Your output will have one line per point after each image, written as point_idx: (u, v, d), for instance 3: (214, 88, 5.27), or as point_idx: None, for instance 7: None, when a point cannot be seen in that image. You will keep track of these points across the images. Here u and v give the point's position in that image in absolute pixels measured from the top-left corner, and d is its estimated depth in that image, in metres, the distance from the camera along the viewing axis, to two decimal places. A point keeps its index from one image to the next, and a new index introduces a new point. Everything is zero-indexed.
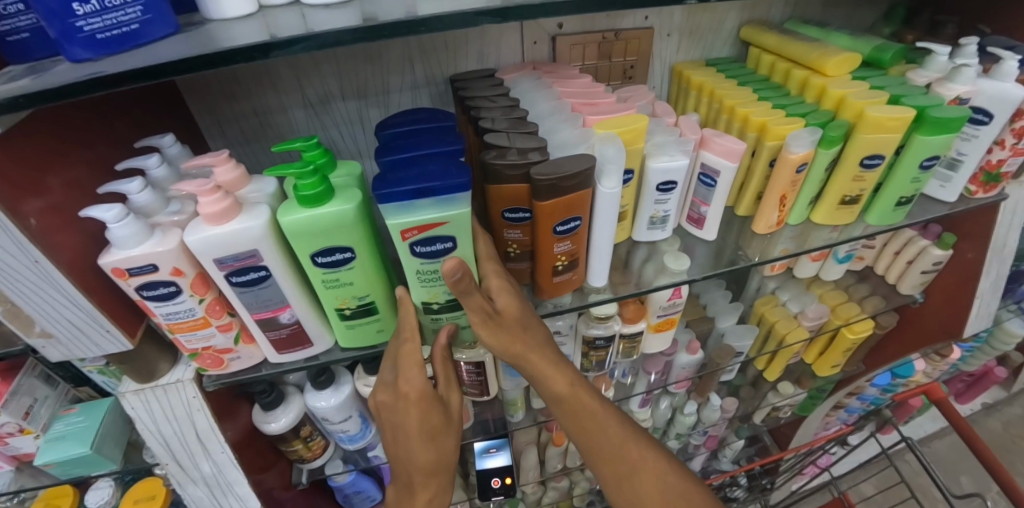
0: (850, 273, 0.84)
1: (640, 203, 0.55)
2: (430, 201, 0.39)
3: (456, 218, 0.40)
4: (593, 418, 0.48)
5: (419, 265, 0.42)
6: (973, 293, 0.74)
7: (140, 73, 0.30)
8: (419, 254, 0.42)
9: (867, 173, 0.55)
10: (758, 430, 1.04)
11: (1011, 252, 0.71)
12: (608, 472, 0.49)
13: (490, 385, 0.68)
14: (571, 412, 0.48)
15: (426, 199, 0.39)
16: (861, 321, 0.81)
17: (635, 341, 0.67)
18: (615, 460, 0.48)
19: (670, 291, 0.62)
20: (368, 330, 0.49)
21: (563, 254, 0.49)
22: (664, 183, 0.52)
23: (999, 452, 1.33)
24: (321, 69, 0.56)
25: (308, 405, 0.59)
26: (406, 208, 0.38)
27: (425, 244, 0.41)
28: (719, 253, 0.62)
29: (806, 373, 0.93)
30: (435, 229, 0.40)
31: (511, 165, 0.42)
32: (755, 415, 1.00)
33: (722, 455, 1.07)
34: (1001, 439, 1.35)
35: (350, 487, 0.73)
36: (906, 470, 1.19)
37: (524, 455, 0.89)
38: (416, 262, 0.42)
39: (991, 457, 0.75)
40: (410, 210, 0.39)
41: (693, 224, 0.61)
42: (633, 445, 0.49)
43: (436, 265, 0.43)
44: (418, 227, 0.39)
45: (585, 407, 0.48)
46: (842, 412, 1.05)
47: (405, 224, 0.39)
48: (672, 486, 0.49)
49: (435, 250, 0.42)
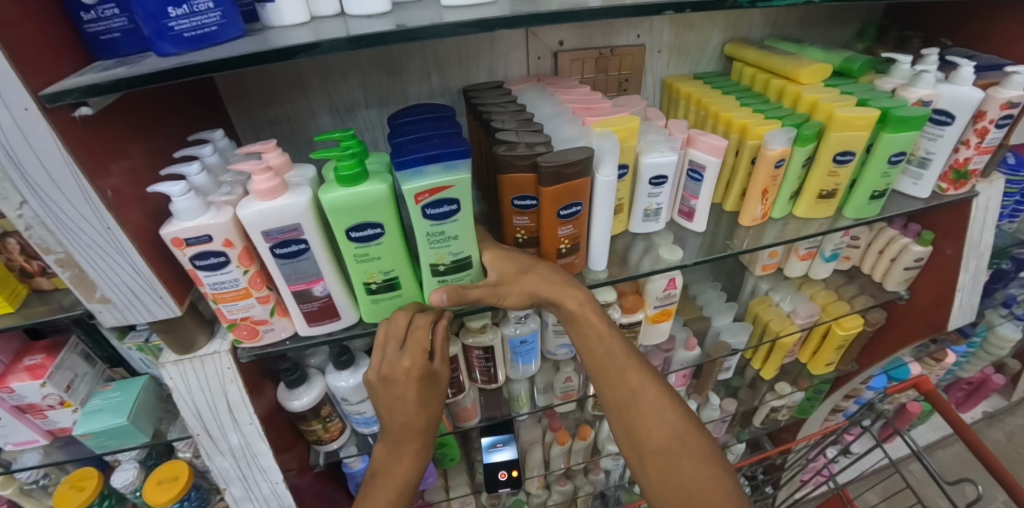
0: (839, 274, 0.89)
1: (634, 197, 0.60)
2: (438, 166, 0.45)
3: (461, 181, 0.45)
4: (601, 343, 0.53)
5: (428, 228, 0.47)
6: (954, 287, 0.78)
7: (219, 63, 0.37)
8: (429, 217, 0.46)
9: (840, 168, 0.61)
10: (758, 433, 1.06)
11: (988, 248, 0.76)
12: (612, 398, 0.54)
13: (497, 373, 0.71)
14: (583, 334, 0.54)
15: (434, 165, 0.45)
16: (850, 317, 0.84)
17: (634, 331, 0.70)
18: (618, 387, 0.53)
19: (667, 280, 0.67)
20: (390, 305, 0.54)
21: (566, 237, 0.54)
22: (656, 177, 0.58)
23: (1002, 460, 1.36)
24: (347, 79, 0.63)
25: (328, 385, 0.63)
26: (418, 173, 0.44)
27: (434, 207, 0.46)
28: (711, 245, 0.66)
29: (802, 373, 0.95)
30: (443, 192, 0.45)
31: (520, 155, 0.48)
32: (754, 417, 1.03)
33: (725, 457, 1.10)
34: (1003, 447, 1.38)
35: (362, 473, 0.76)
36: (911, 474, 1.20)
37: (528, 454, 0.92)
38: (426, 224, 0.47)
39: (990, 455, 0.77)
40: (421, 175, 0.44)
41: (684, 217, 0.66)
42: (636, 375, 0.54)
43: (443, 228, 0.47)
44: (429, 190, 0.44)
45: (594, 331, 0.53)
46: (841, 415, 1.10)
47: (418, 187, 0.44)
48: (669, 423, 0.52)
49: (442, 213, 0.46)
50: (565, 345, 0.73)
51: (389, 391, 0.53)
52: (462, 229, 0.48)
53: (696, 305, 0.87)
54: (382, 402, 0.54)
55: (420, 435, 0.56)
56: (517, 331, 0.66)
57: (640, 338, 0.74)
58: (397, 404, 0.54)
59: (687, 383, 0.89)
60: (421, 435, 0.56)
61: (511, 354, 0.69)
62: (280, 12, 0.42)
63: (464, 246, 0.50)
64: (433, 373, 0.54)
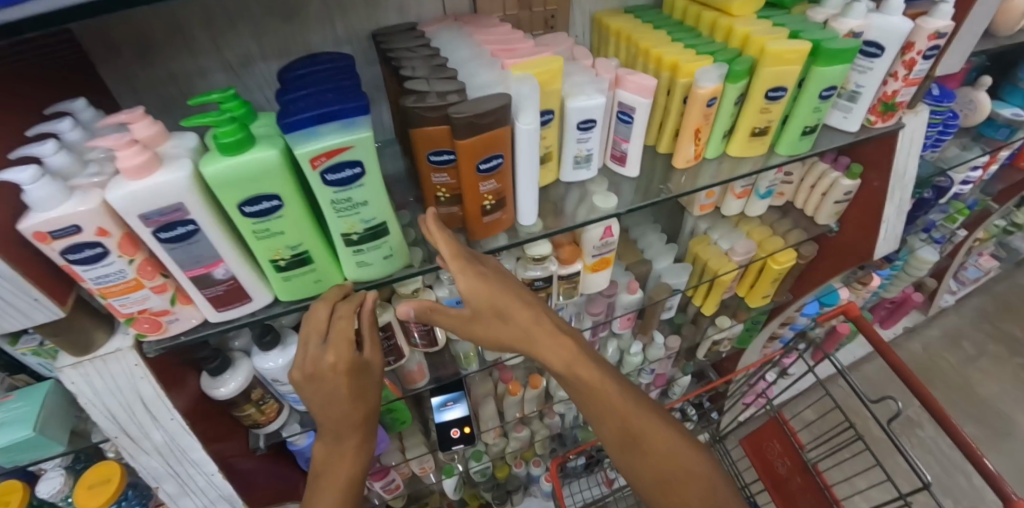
0: (773, 209, 0.90)
1: (563, 143, 0.56)
2: (334, 126, 0.40)
3: (361, 141, 0.40)
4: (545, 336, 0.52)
5: (332, 195, 0.42)
6: (879, 218, 0.81)
7: (41, 18, 0.30)
8: (331, 183, 0.41)
9: (772, 105, 0.59)
10: (702, 363, 1.12)
11: (910, 179, 0.79)
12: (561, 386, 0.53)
13: (438, 335, 0.69)
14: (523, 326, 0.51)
15: (329, 125, 0.39)
16: (784, 251, 0.86)
17: (574, 281, 0.68)
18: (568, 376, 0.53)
19: (604, 227, 0.65)
20: (305, 282, 0.49)
21: (490, 193, 0.49)
22: (585, 121, 0.53)
23: None
24: (234, 28, 0.55)
25: (256, 367, 0.60)
26: (311, 135, 0.39)
27: (335, 172, 0.41)
28: (644, 189, 0.65)
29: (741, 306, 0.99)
30: (342, 154, 0.40)
31: (429, 107, 0.43)
32: (698, 351, 1.08)
33: (672, 391, 1.17)
34: None
35: (311, 448, 0.74)
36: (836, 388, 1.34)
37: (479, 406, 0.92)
38: (329, 192, 0.42)
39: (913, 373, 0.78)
40: (314, 136, 0.39)
41: (617, 162, 0.63)
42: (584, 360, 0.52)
43: (350, 194, 0.43)
44: (325, 154, 0.39)
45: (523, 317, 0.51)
46: (779, 340, 1.17)
47: (313, 151, 0.39)
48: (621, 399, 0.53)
49: (346, 178, 0.42)
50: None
51: (319, 388, 0.52)
52: (371, 194, 0.44)
53: (638, 249, 0.87)
54: (314, 400, 0.53)
55: (359, 426, 0.55)
56: (451, 292, 0.63)
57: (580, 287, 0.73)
58: (331, 399, 0.52)
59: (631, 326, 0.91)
60: (359, 427, 0.55)
61: None
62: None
63: (377, 212, 0.46)
64: (363, 363, 0.53)
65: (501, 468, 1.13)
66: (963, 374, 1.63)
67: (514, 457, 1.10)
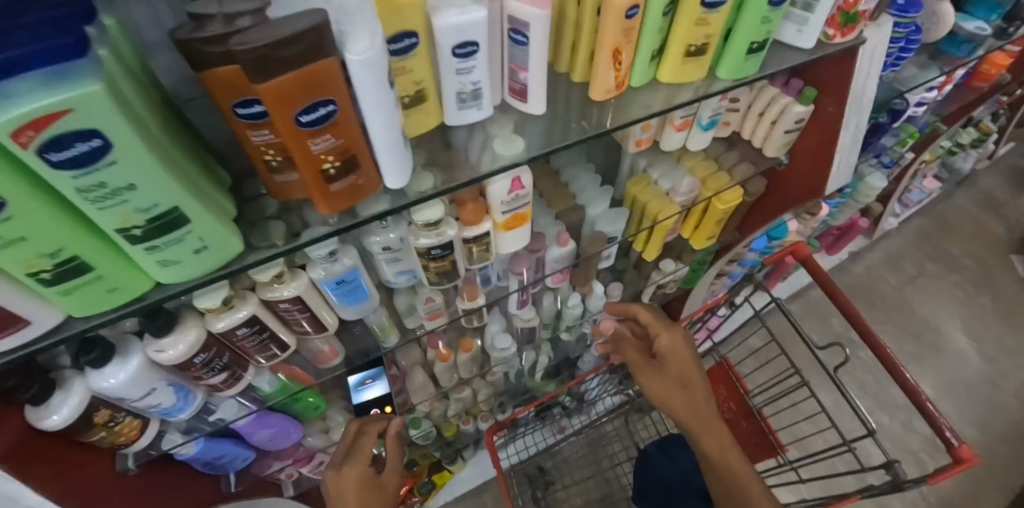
0: (719, 142, 0.81)
1: (439, 77, 0.43)
2: (27, 78, 0.23)
3: (87, 99, 0.24)
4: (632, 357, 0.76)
5: (70, 183, 0.27)
6: (834, 149, 0.73)
7: None
8: (60, 166, 0.26)
9: (710, 15, 0.47)
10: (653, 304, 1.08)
11: (870, 101, 0.69)
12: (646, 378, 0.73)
13: (324, 318, 0.57)
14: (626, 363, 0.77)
15: (15, 74, 0.23)
16: (729, 190, 0.78)
17: (483, 244, 0.57)
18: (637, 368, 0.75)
19: (510, 179, 0.52)
20: (91, 293, 0.36)
21: (328, 152, 0.36)
22: (461, 44, 0.40)
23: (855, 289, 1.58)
24: None
25: (93, 388, 0.48)
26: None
27: (59, 149, 0.25)
28: (553, 130, 0.53)
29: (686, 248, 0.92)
30: (59, 122, 0.24)
31: (206, 38, 0.29)
32: (643, 295, 1.01)
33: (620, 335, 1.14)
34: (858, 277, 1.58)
35: (203, 454, 0.66)
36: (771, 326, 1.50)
37: (408, 376, 0.87)
38: (62, 179, 0.27)
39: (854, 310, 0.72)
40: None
41: (518, 98, 0.49)
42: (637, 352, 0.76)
43: (99, 177, 0.28)
44: (31, 124, 0.23)
45: None
46: (726, 278, 1.13)
47: (2, 121, 0.23)
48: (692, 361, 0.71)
49: (83, 154, 0.27)
50: (406, 273, 0.59)
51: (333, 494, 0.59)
52: (137, 172, 0.29)
53: (569, 191, 0.76)
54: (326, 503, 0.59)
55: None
56: (328, 273, 0.51)
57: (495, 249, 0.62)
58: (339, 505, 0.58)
59: (566, 278, 0.82)
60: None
61: (332, 297, 0.55)
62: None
63: (157, 193, 0.31)
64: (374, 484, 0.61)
65: (448, 428, 1.09)
66: (901, 293, 1.68)
67: (459, 416, 1.07)
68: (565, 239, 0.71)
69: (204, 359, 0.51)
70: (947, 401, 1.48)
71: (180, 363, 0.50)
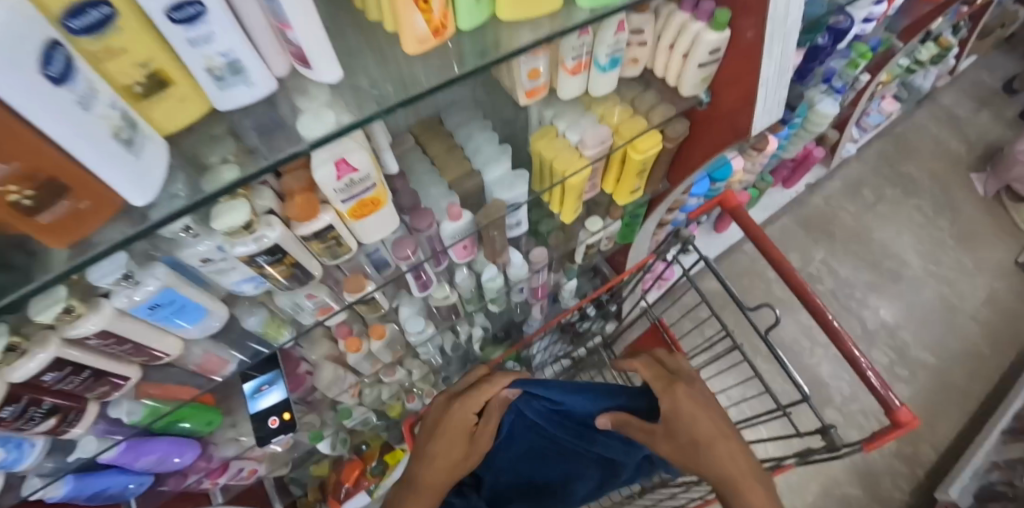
0: (634, 82, 0.70)
1: (172, 49, 0.30)
2: None
3: None
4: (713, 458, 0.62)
5: None
6: (756, 78, 0.62)
7: None
8: None
9: None
10: (596, 260, 1.04)
11: (796, 23, 0.58)
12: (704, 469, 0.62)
13: (160, 345, 0.51)
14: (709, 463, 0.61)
15: None
16: (647, 137, 0.67)
17: (329, 240, 0.49)
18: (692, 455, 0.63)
19: (332, 163, 0.41)
20: None
21: (4, 181, 0.25)
22: (174, 5, 0.27)
23: (808, 228, 1.61)
24: None
25: None
26: None
27: None
28: (362, 92, 0.41)
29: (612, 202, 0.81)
30: None
31: None
32: (577, 257, 0.95)
33: (562, 295, 1.06)
34: (811, 219, 1.62)
35: (81, 493, 0.59)
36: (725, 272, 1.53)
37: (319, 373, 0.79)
38: None
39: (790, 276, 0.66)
40: None
41: (301, 63, 0.36)
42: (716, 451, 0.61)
43: None
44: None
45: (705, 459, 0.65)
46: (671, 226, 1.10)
47: None
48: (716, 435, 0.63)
49: None
50: (254, 282, 0.50)
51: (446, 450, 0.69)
52: None
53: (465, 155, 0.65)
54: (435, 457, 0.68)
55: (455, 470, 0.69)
56: (132, 301, 0.43)
57: (357, 237, 0.53)
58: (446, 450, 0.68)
59: (473, 249, 0.71)
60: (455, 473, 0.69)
61: (156, 323, 0.48)
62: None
63: None
64: (476, 435, 0.70)
65: (393, 410, 1.07)
66: (861, 222, 1.62)
67: (398, 398, 1.04)
68: (458, 214, 0.62)
69: (15, 412, 0.42)
70: (908, 327, 1.47)
71: None
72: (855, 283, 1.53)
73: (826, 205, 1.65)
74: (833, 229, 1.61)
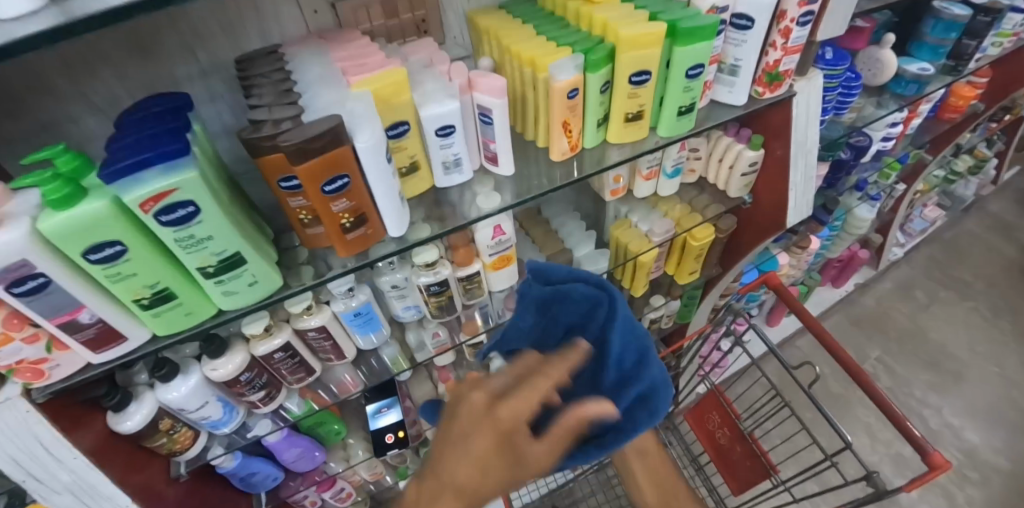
0: (689, 186, 0.91)
1: (428, 151, 0.57)
2: (156, 171, 0.40)
3: (188, 182, 0.41)
4: None
5: (173, 235, 0.43)
6: (786, 184, 0.81)
7: None
8: (167, 224, 0.42)
9: (639, 89, 0.60)
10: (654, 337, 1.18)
11: (814, 144, 0.78)
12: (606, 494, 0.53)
13: (345, 348, 0.70)
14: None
15: (151, 170, 0.40)
16: (701, 228, 0.89)
17: (472, 283, 0.70)
18: None
19: (491, 227, 0.66)
20: (176, 316, 0.51)
21: (345, 211, 0.50)
22: (442, 128, 0.54)
23: (864, 325, 1.65)
24: (96, 71, 0.53)
25: (161, 400, 0.61)
26: (138, 181, 0.40)
27: (169, 213, 0.42)
28: (524, 185, 0.65)
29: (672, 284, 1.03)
30: (171, 196, 0.41)
31: (262, 138, 0.43)
32: None
33: None
34: (867, 317, 1.66)
35: (240, 470, 0.76)
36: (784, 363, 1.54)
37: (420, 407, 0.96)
38: (168, 232, 0.43)
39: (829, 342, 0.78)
40: (139, 183, 0.40)
41: (491, 162, 0.63)
42: None
43: (192, 231, 0.44)
44: (153, 198, 0.40)
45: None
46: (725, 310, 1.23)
47: (140, 197, 0.40)
48: None
49: (182, 217, 0.42)
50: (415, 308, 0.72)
51: (537, 389, 0.46)
52: (214, 228, 0.45)
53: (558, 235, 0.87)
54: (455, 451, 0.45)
55: (497, 459, 0.44)
56: (347, 306, 0.65)
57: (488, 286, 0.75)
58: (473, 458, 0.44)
59: None
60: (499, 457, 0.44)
61: (350, 328, 0.68)
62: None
63: (227, 244, 0.46)
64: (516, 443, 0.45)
65: None
66: (915, 323, 1.64)
67: None
68: None
69: (248, 377, 0.63)
70: (982, 432, 1.41)
71: (229, 380, 0.62)
72: (913, 381, 1.51)
73: (879, 304, 1.69)
74: (890, 328, 1.64)
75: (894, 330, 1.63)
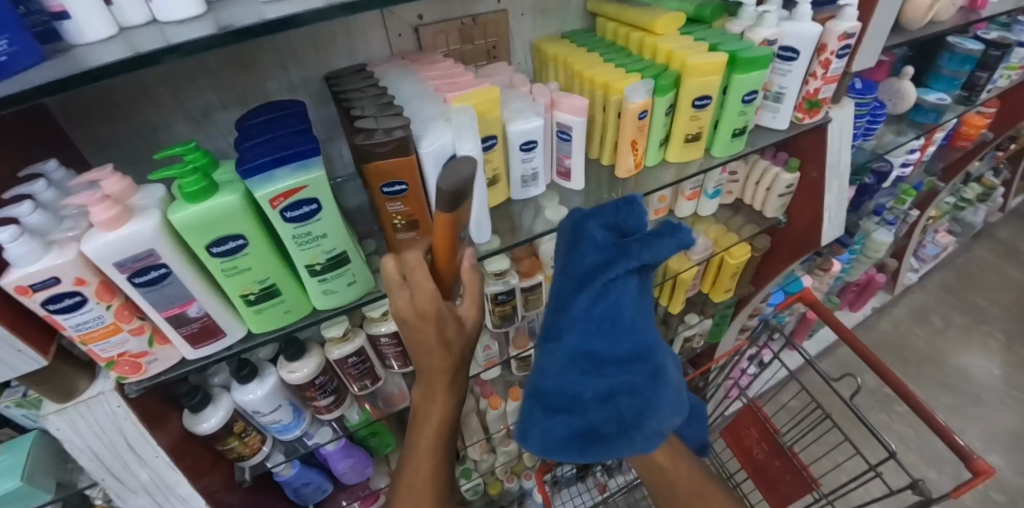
0: (726, 208, 0.96)
1: (509, 165, 0.61)
2: (288, 168, 0.44)
3: (315, 181, 0.44)
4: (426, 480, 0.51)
5: (293, 231, 0.46)
6: (820, 205, 0.86)
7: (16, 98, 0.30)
8: (290, 220, 0.45)
9: (700, 112, 0.65)
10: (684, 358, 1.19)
11: (846, 167, 0.83)
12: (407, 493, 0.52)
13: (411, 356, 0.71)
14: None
15: (283, 168, 0.43)
16: (738, 246, 0.92)
17: (535, 293, 0.73)
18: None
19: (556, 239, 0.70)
20: (274, 313, 0.53)
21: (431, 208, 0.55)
22: (526, 142, 0.58)
23: (880, 349, 1.68)
24: (197, 83, 0.57)
25: (237, 401, 0.62)
26: (271, 178, 0.43)
27: (293, 210, 0.45)
28: (591, 200, 0.69)
29: (707, 302, 1.06)
30: (299, 193, 0.44)
31: (378, 144, 0.46)
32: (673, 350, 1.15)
33: None
34: (882, 342, 1.70)
35: (295, 478, 0.77)
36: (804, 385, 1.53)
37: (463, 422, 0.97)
38: (290, 228, 0.46)
39: (873, 354, 0.79)
40: (272, 180, 0.43)
41: (563, 178, 0.67)
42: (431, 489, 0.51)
43: (310, 228, 0.47)
44: (284, 194, 0.43)
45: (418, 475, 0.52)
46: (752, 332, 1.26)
47: (271, 193, 0.42)
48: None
49: (304, 214, 0.45)
50: None
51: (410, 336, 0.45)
52: (329, 227, 0.48)
53: None
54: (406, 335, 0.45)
55: (453, 375, 0.49)
56: None
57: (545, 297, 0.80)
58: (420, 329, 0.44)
59: None
60: (447, 359, 0.46)
61: None
62: (121, 7, 0.37)
63: (336, 242, 0.50)
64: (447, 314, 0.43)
65: (493, 484, 1.16)
66: (933, 347, 1.68)
67: (505, 470, 1.14)
68: None
69: (321, 381, 0.65)
70: (1003, 454, 1.43)
71: (304, 383, 0.63)
72: (931, 404, 1.54)
73: (894, 329, 1.73)
74: (905, 352, 1.67)
75: (909, 354, 1.66)
